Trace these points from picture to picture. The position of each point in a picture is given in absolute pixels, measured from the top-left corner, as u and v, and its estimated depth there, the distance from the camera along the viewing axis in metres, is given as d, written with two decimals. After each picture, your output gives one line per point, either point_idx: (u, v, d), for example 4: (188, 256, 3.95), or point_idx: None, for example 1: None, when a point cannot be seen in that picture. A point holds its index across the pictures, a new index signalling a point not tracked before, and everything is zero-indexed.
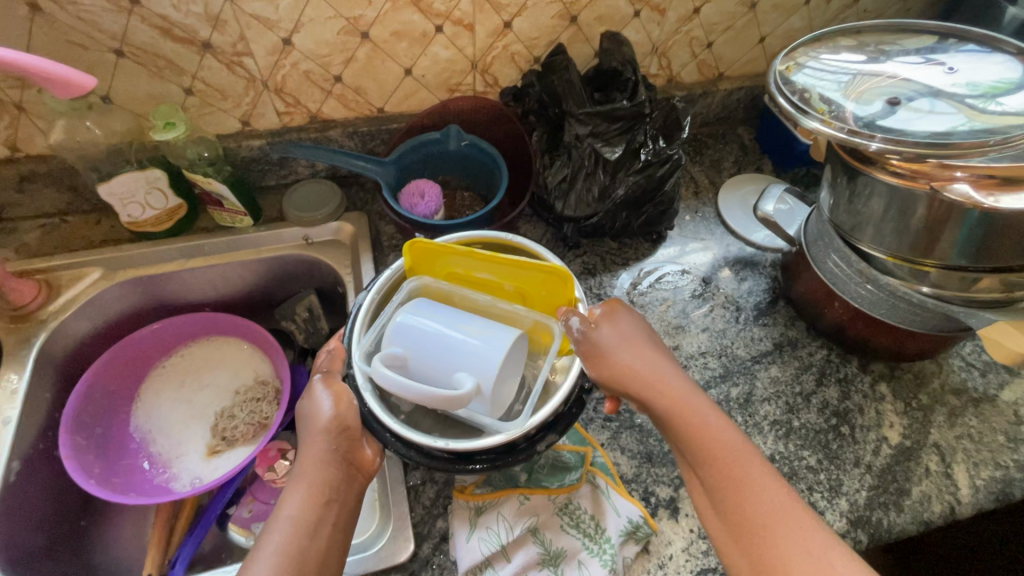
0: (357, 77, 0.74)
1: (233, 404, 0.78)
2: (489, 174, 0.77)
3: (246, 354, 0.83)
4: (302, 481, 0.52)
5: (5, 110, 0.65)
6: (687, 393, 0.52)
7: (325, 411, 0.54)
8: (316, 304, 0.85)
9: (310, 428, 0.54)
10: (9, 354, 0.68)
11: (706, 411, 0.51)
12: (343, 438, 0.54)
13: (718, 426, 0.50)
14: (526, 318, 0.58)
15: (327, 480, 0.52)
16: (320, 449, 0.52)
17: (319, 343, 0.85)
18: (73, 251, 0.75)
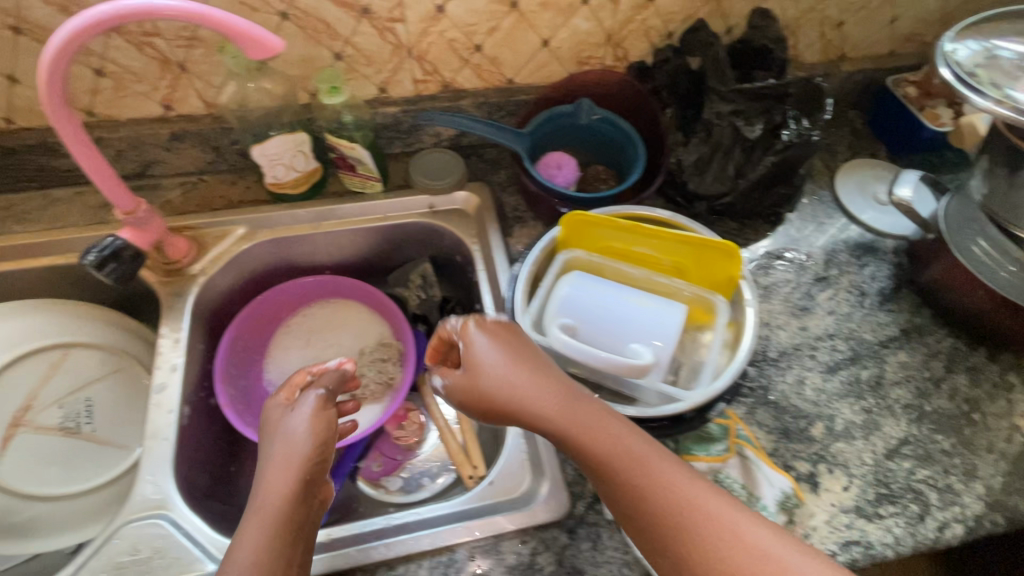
0: (497, 47, 0.74)
1: (359, 363, 0.82)
2: (619, 149, 0.77)
3: (364, 315, 0.86)
4: (261, 521, 0.49)
5: (169, 69, 0.67)
6: (609, 427, 0.48)
7: (301, 446, 0.54)
8: (430, 271, 0.86)
9: (279, 460, 0.53)
10: (169, 307, 0.71)
11: (647, 453, 0.46)
12: (313, 472, 0.54)
13: (661, 471, 0.45)
14: (684, 293, 0.60)
15: (292, 518, 0.50)
16: (286, 481, 0.52)
17: (431, 311, 0.86)
18: (215, 210, 0.78)
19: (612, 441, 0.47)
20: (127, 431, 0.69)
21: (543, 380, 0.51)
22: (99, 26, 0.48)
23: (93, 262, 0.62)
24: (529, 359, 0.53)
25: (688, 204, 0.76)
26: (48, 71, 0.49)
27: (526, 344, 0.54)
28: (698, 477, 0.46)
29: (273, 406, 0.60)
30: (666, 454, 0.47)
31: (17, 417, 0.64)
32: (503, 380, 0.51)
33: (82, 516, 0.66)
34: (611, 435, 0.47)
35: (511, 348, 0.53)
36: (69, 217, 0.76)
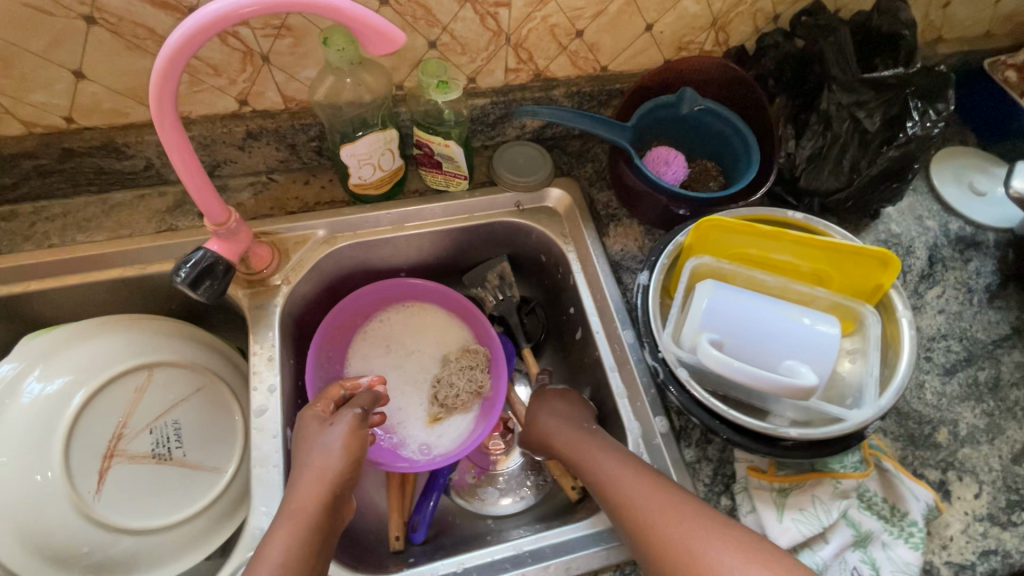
0: (598, 33, 0.68)
1: (446, 372, 0.75)
2: (723, 143, 0.73)
3: (446, 320, 0.80)
4: (293, 522, 0.49)
5: (252, 61, 0.60)
6: (603, 463, 0.55)
7: (331, 462, 0.53)
8: (508, 270, 0.81)
9: (311, 472, 0.52)
10: (255, 320, 0.66)
11: (629, 481, 0.52)
12: (340, 488, 0.52)
13: (637, 495, 0.50)
14: (826, 301, 0.57)
15: (318, 523, 0.49)
16: (320, 489, 0.51)
17: (508, 312, 0.81)
18: (291, 213, 0.73)
19: (604, 474, 0.54)
20: (218, 453, 0.65)
21: (571, 432, 0.60)
22: (224, 22, 0.43)
23: (184, 283, 0.57)
24: (562, 416, 0.63)
25: (796, 202, 0.74)
26: (162, 76, 0.44)
27: (579, 413, 0.64)
28: (679, 500, 0.49)
29: (308, 417, 0.58)
30: (657, 482, 0.51)
31: (109, 446, 0.59)
32: (540, 428, 0.64)
33: (181, 546, 0.61)
34: (605, 470, 0.54)
35: (557, 403, 0.66)
36: (134, 223, 0.70)
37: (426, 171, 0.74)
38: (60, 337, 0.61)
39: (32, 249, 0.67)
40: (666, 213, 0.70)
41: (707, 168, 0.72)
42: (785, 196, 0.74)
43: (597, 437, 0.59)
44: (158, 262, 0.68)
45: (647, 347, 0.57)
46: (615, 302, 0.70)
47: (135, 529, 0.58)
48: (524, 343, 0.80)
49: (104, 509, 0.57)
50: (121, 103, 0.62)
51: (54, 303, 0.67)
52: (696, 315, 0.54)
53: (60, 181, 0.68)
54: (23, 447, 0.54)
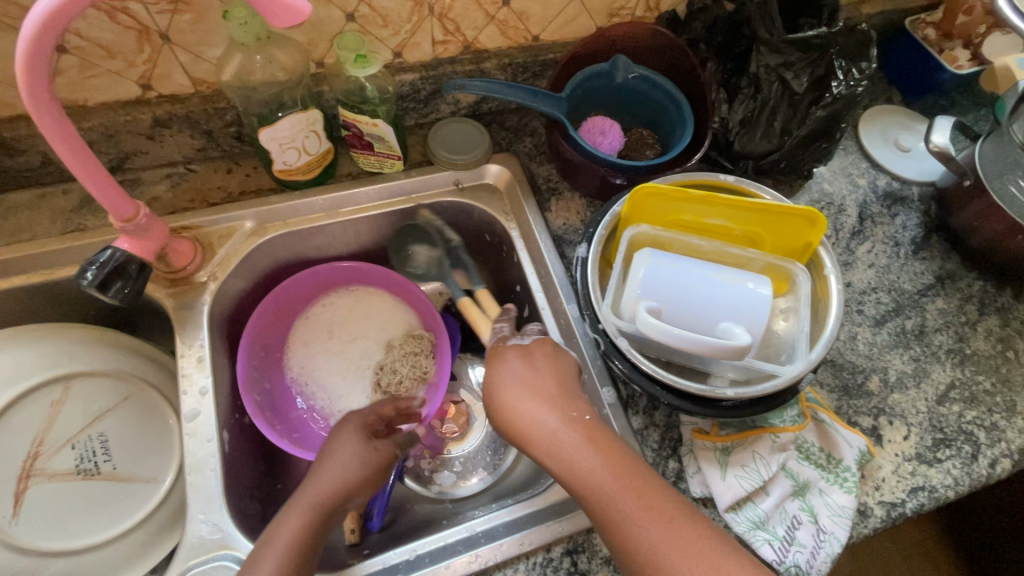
0: (525, 0, 0.66)
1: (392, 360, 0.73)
2: (658, 111, 0.73)
3: (390, 306, 0.77)
4: (303, 510, 0.51)
5: (149, 40, 0.56)
6: (598, 475, 0.47)
7: (349, 463, 0.56)
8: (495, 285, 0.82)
9: (331, 471, 0.55)
10: (181, 320, 0.63)
11: (632, 509, 0.46)
12: (352, 490, 0.55)
13: (639, 521, 0.45)
14: (758, 262, 0.58)
15: (325, 515, 0.52)
16: (334, 486, 0.54)
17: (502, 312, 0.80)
18: (214, 205, 0.68)
19: (602, 490, 0.47)
20: (152, 462, 0.62)
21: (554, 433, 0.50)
22: None
23: (91, 286, 0.52)
24: (538, 396, 0.53)
25: (733, 165, 0.74)
26: (30, 52, 0.39)
27: (551, 384, 0.54)
28: (690, 536, 0.44)
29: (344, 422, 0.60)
30: (664, 512, 0.45)
31: (25, 466, 0.54)
32: (509, 413, 0.53)
33: (117, 562, 0.58)
34: (602, 483, 0.47)
35: (529, 380, 0.55)
36: (36, 226, 0.64)
37: (357, 152, 0.70)
38: None
39: None
40: (605, 183, 0.70)
41: (644, 137, 0.72)
42: (721, 161, 0.74)
43: (589, 432, 0.50)
44: (67, 265, 0.63)
45: (589, 320, 0.56)
46: (559, 277, 0.69)
47: (63, 550, 0.55)
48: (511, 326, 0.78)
49: (26, 533, 0.53)
50: (4, 93, 0.56)
51: None
52: (633, 285, 0.54)
53: None
54: None
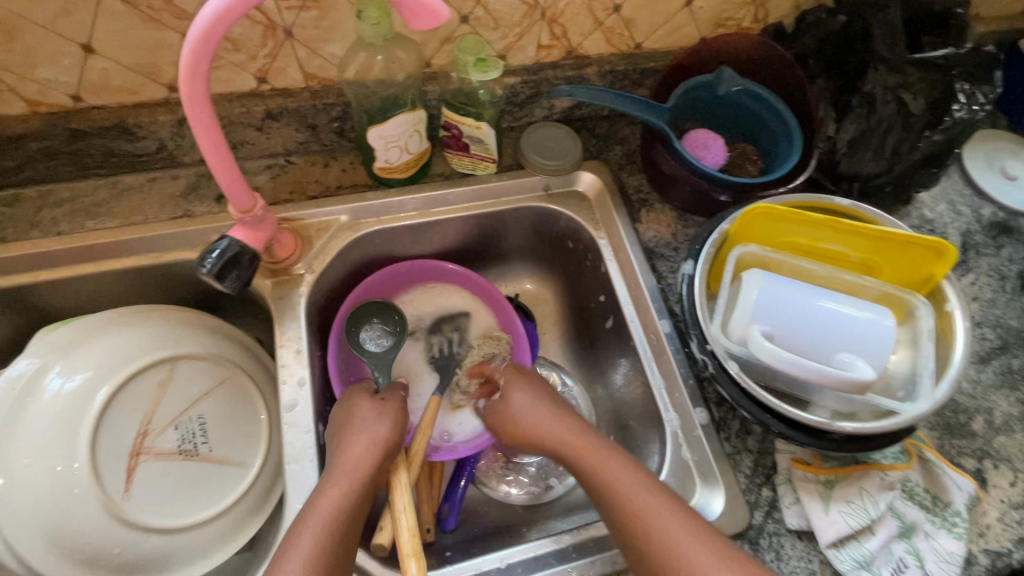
0: (636, 8, 0.65)
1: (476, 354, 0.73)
2: (761, 125, 0.70)
3: (471, 307, 0.77)
4: (343, 479, 0.50)
5: (274, 35, 0.57)
6: (625, 482, 0.52)
7: (379, 430, 0.54)
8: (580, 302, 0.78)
9: (364, 439, 0.53)
10: (280, 311, 0.64)
11: (659, 510, 0.49)
12: (389, 453, 0.54)
13: (664, 522, 0.48)
14: (874, 291, 0.56)
15: (366, 483, 0.50)
16: (371, 455, 0.52)
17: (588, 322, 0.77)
18: (312, 198, 0.69)
19: (627, 496, 0.51)
20: (244, 447, 0.63)
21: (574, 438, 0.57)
22: None
23: (209, 275, 0.54)
24: (547, 408, 0.60)
25: (834, 185, 0.72)
26: (203, 36, 0.40)
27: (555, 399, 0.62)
28: (715, 539, 0.48)
29: (355, 392, 0.59)
30: (690, 516, 0.49)
31: (136, 444, 0.56)
32: (523, 420, 0.60)
33: (210, 543, 0.59)
34: (629, 488, 0.51)
35: (542, 398, 0.62)
36: (147, 209, 0.66)
37: (452, 153, 0.70)
38: (78, 332, 0.58)
39: (39, 237, 0.63)
40: (704, 197, 0.68)
41: (746, 152, 0.70)
42: (823, 181, 0.72)
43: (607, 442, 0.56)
44: (174, 250, 0.65)
45: (694, 339, 0.55)
46: (650, 290, 0.68)
47: (163, 528, 0.56)
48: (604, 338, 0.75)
49: (135, 509, 0.55)
50: (133, 80, 0.58)
51: (65, 294, 0.64)
52: (745, 307, 0.53)
53: (66, 163, 0.64)
54: (48, 447, 0.52)
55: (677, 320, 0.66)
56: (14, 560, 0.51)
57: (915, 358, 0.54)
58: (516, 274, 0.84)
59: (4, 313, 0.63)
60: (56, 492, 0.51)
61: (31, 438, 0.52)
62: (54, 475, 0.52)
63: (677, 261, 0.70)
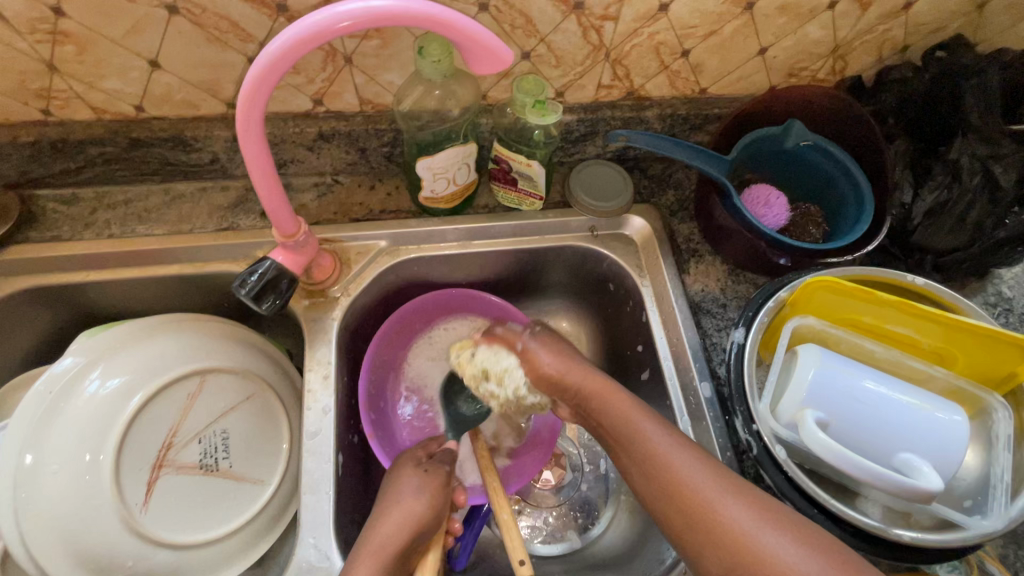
0: (706, 53, 0.62)
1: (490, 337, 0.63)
2: (828, 185, 0.66)
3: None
4: (374, 559, 0.46)
5: (334, 61, 0.56)
6: (650, 433, 0.49)
7: (419, 507, 0.51)
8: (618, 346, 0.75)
9: (398, 514, 0.50)
10: (312, 334, 0.64)
11: (682, 458, 0.47)
12: (423, 532, 0.50)
13: (687, 471, 0.46)
14: (943, 383, 0.51)
15: (392, 567, 0.47)
16: (403, 534, 0.49)
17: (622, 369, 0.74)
18: (355, 220, 0.69)
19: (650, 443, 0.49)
20: (263, 466, 0.63)
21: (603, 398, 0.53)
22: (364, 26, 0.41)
23: (248, 297, 0.54)
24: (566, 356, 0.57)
25: (902, 256, 0.66)
26: (286, 47, 0.40)
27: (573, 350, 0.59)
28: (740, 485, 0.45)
29: (402, 461, 0.57)
30: (714, 465, 0.46)
31: (159, 455, 0.56)
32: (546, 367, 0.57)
33: (219, 562, 0.59)
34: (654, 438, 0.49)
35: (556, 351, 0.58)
36: (194, 218, 0.67)
37: (499, 186, 0.69)
38: (115, 336, 0.58)
39: (92, 238, 0.65)
40: (759, 256, 0.65)
41: (810, 212, 0.66)
42: (891, 249, 0.66)
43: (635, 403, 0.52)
44: (216, 262, 0.65)
45: (739, 416, 0.52)
46: (693, 348, 0.64)
47: (175, 543, 0.55)
48: (638, 389, 0.72)
49: (151, 522, 0.54)
50: (193, 95, 0.58)
51: (110, 295, 0.65)
52: (798, 389, 0.49)
53: (124, 169, 0.66)
54: (73, 451, 0.52)
55: (719, 383, 0.63)
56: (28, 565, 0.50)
57: (986, 466, 0.48)
58: (552, 310, 0.81)
59: (52, 307, 0.65)
60: (76, 498, 0.51)
61: (58, 440, 0.52)
62: (77, 481, 0.52)
63: (723, 319, 0.67)
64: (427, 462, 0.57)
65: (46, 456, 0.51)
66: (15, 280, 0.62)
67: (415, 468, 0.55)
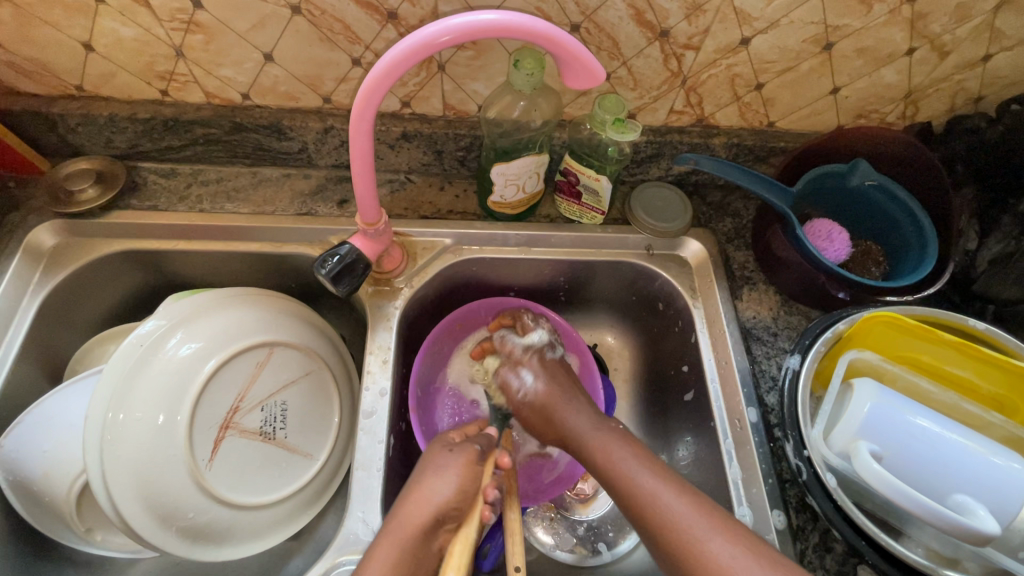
0: (780, 88, 0.64)
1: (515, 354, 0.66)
2: (891, 226, 0.67)
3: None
4: (391, 540, 0.50)
5: (428, 68, 0.61)
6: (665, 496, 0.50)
7: (439, 488, 0.53)
8: (662, 364, 0.76)
9: (419, 494, 0.53)
10: (374, 319, 0.67)
11: (699, 523, 0.48)
12: (445, 515, 0.52)
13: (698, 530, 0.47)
14: (1001, 430, 0.51)
15: (415, 545, 0.50)
16: (424, 511, 0.51)
17: (666, 389, 0.75)
18: (424, 217, 0.73)
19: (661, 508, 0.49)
20: (315, 440, 0.66)
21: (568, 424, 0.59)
22: (474, 36, 0.45)
23: (326, 276, 0.57)
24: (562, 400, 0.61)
25: (963, 303, 0.66)
26: (403, 56, 0.44)
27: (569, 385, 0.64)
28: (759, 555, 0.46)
29: (433, 443, 0.59)
30: (731, 530, 0.47)
31: (226, 417, 0.60)
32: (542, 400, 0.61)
33: (268, 526, 0.62)
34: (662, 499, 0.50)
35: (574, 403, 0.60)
36: (277, 202, 0.72)
37: (562, 199, 0.72)
38: (197, 302, 0.61)
39: (185, 210, 0.70)
40: (817, 289, 0.65)
41: (871, 250, 0.67)
42: (951, 296, 0.66)
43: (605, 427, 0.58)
44: (292, 243, 0.70)
45: (791, 441, 0.53)
46: (742, 372, 0.65)
47: (231, 502, 0.58)
48: (679, 410, 0.72)
49: (214, 480, 0.58)
50: (296, 88, 0.64)
51: (193, 265, 0.70)
52: (854, 420, 0.50)
53: (220, 150, 0.71)
54: (155, 405, 0.55)
55: (766, 410, 0.63)
56: (105, 509, 0.53)
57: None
58: (599, 324, 0.82)
59: (141, 270, 0.70)
60: (155, 449, 0.54)
61: (143, 393, 0.55)
62: (157, 433, 0.55)
63: (773, 347, 0.67)
64: (457, 443, 0.58)
65: (131, 407, 0.54)
66: (111, 241, 0.68)
67: (444, 449, 0.58)
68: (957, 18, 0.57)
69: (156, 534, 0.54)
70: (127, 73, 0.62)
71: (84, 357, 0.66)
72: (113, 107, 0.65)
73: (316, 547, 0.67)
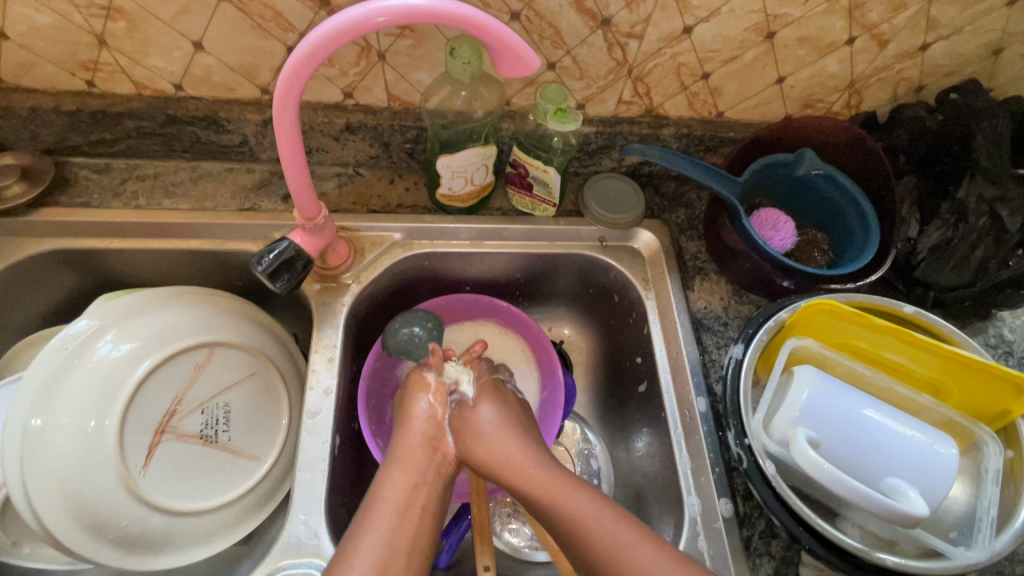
0: (726, 77, 0.64)
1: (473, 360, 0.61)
2: (839, 216, 0.68)
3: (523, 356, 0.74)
4: (399, 463, 0.50)
5: (367, 56, 0.59)
6: (588, 509, 0.45)
7: (423, 418, 0.54)
8: (619, 355, 0.76)
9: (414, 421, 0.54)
10: (320, 316, 0.65)
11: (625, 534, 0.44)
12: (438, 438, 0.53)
13: (613, 522, 0.44)
14: (935, 413, 0.52)
15: (423, 467, 0.51)
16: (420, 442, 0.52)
17: (622, 380, 0.75)
18: (372, 211, 0.71)
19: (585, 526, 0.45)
20: (261, 442, 0.64)
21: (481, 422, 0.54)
22: (396, 21, 0.43)
23: (263, 273, 0.55)
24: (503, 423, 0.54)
25: (906, 291, 0.67)
26: (320, 42, 0.42)
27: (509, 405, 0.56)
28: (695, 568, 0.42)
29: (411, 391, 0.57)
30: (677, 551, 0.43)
31: (161, 421, 0.57)
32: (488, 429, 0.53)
33: (209, 532, 0.60)
34: (598, 519, 0.45)
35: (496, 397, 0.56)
36: (218, 197, 0.69)
37: (513, 191, 0.70)
38: (131, 302, 0.58)
39: (119, 207, 0.67)
40: (766, 280, 0.66)
41: (817, 240, 0.68)
42: (895, 283, 0.67)
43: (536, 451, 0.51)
44: (232, 240, 0.67)
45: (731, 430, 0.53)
46: (691, 362, 0.65)
47: (170, 509, 0.56)
48: (633, 401, 0.72)
49: (149, 487, 0.56)
50: (231, 79, 0.61)
51: (130, 263, 0.67)
52: (792, 407, 0.50)
53: (156, 144, 0.69)
54: (82, 412, 0.53)
55: (715, 400, 0.63)
56: (29, 521, 0.51)
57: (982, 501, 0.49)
58: (556, 316, 0.82)
59: (71, 271, 0.67)
60: (81, 456, 0.52)
61: (67, 400, 0.52)
62: (84, 440, 0.52)
63: (724, 337, 0.67)
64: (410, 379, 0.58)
65: (54, 414, 0.52)
66: (38, 241, 0.64)
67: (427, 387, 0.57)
68: (893, 7, 0.58)
69: (85, 545, 0.52)
70: (48, 63, 0.59)
71: (11, 364, 0.62)
72: (36, 100, 0.62)
73: (265, 549, 0.66)
